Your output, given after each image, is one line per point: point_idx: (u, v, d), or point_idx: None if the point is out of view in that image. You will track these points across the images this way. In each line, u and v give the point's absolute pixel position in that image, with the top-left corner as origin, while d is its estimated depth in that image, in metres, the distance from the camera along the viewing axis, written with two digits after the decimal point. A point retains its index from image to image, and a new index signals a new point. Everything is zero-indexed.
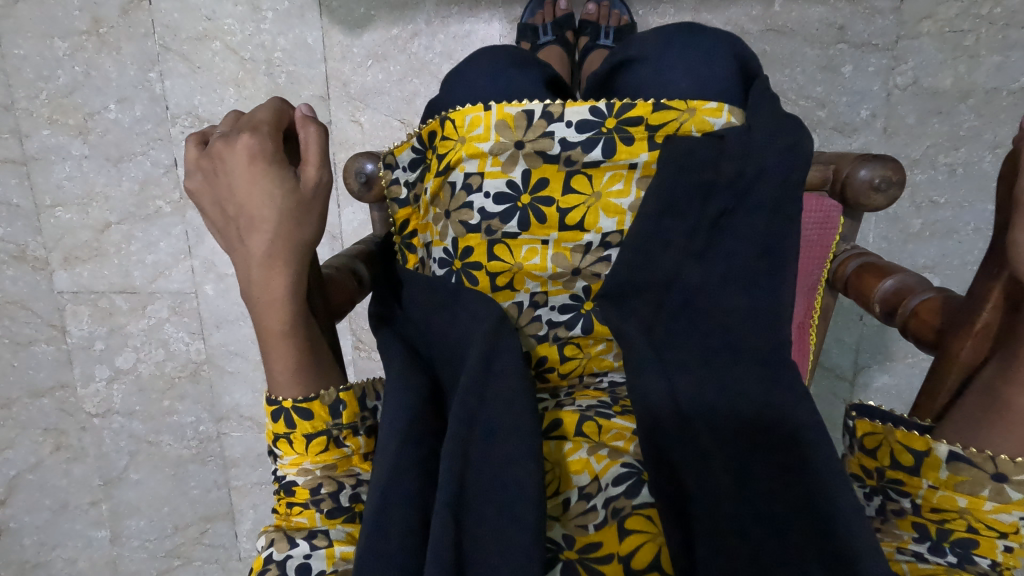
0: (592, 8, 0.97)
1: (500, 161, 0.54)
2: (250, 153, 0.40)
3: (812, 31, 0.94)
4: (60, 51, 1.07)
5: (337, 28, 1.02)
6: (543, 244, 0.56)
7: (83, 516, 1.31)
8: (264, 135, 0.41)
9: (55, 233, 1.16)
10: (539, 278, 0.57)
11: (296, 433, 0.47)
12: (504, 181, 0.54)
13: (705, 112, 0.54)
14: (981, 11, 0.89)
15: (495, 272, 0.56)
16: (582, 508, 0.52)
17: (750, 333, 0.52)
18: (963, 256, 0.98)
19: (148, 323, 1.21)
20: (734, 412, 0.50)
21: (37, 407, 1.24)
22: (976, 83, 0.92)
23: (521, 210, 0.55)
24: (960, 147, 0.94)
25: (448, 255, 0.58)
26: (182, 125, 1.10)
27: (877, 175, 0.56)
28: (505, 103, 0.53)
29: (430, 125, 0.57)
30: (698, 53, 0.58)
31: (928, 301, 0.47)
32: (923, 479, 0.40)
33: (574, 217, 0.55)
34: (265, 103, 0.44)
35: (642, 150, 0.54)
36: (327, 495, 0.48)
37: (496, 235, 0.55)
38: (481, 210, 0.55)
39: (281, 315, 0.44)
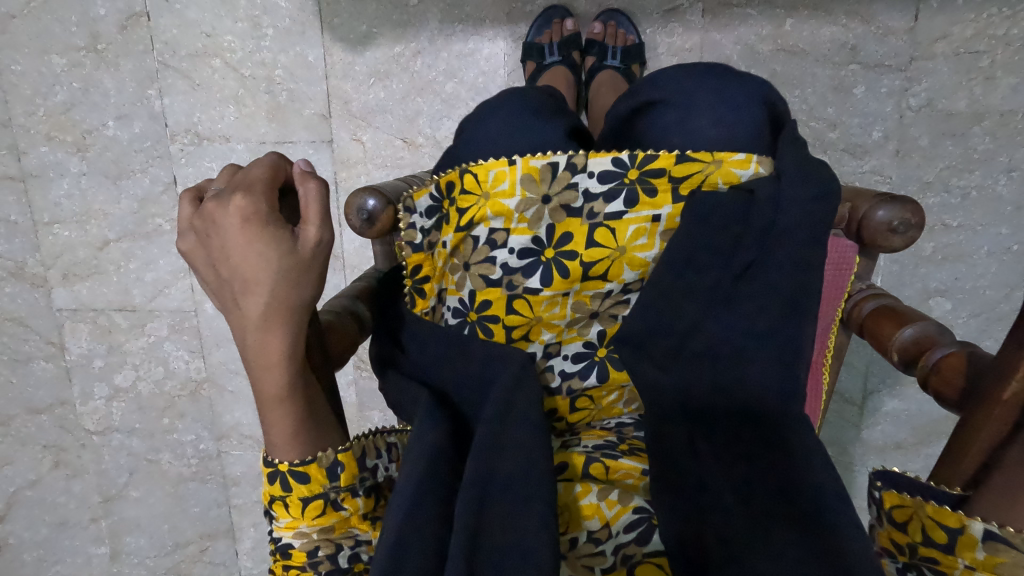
0: (597, 27, 0.94)
1: (527, 217, 0.53)
2: (242, 217, 0.39)
3: (824, 52, 0.92)
4: (58, 67, 1.06)
5: (338, 46, 1.00)
6: (565, 297, 0.55)
7: (83, 533, 1.30)
8: (258, 196, 0.40)
9: (53, 250, 1.15)
10: (557, 328, 0.57)
11: (293, 496, 0.46)
12: (530, 237, 0.54)
13: (732, 161, 0.53)
14: (997, 32, 0.87)
15: (513, 325, 0.56)
16: (590, 550, 0.51)
17: (770, 390, 0.50)
18: (976, 281, 0.97)
19: (148, 340, 1.19)
20: (751, 471, 0.48)
21: (36, 424, 1.23)
22: (991, 105, 0.90)
23: (544, 264, 0.54)
24: (974, 170, 0.93)
25: (463, 305, 0.57)
26: (182, 142, 1.08)
27: (895, 218, 0.54)
28: (532, 156, 0.51)
29: (449, 175, 0.54)
30: (727, 98, 0.57)
31: (951, 357, 0.45)
32: (959, 560, 0.39)
33: (598, 270, 0.54)
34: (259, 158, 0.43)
35: (665, 203, 0.53)
36: (323, 556, 0.47)
37: (518, 290, 0.55)
38: (504, 265, 0.54)
39: (279, 378, 0.43)
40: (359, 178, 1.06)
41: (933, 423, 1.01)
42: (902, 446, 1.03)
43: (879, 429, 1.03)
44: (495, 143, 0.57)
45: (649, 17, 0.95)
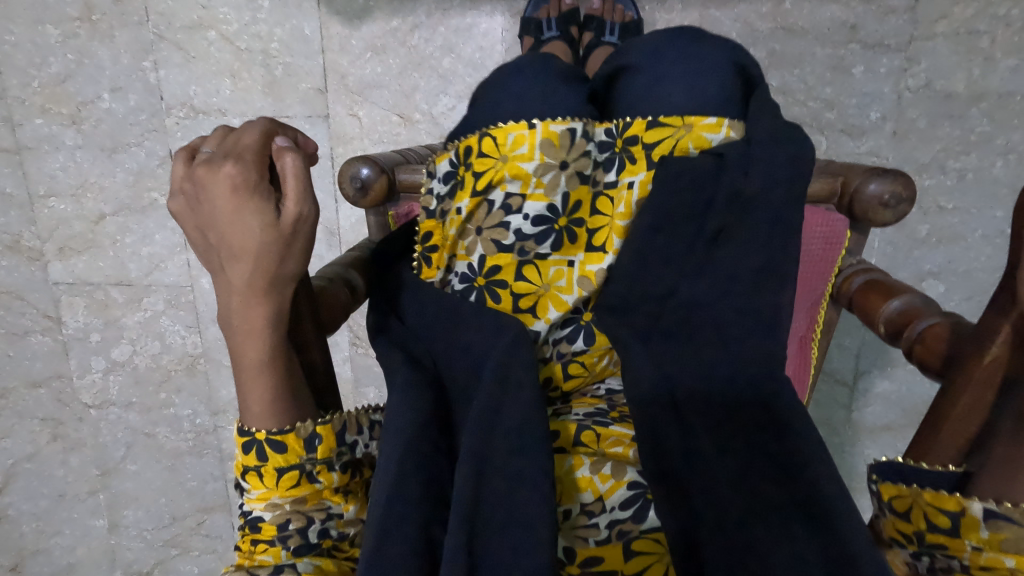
0: (597, 2, 0.93)
1: (544, 183, 0.55)
2: (232, 182, 0.38)
3: (824, 31, 0.91)
4: (52, 38, 1.06)
5: (335, 19, 0.99)
6: (569, 266, 0.56)
7: (81, 505, 1.33)
8: (249, 164, 0.39)
9: (50, 223, 1.16)
10: (565, 302, 0.56)
11: (268, 466, 0.46)
12: (546, 204, 0.55)
13: (704, 126, 0.56)
14: (998, 12, 0.87)
15: (520, 293, 0.56)
16: (584, 522, 0.51)
17: (749, 357, 0.50)
18: (969, 264, 0.97)
19: (144, 315, 1.20)
20: (742, 442, 0.47)
21: (34, 397, 1.25)
22: (989, 86, 0.90)
23: (556, 231, 0.56)
24: (970, 152, 0.93)
25: (472, 271, 0.57)
26: (177, 116, 1.07)
27: (887, 192, 0.54)
28: (551, 121, 0.54)
29: (468, 140, 0.56)
30: (695, 63, 0.58)
31: (935, 326, 0.46)
32: (962, 539, 0.37)
33: (599, 237, 0.57)
34: (250, 122, 0.42)
35: (641, 170, 0.56)
36: (294, 530, 0.46)
37: (529, 256, 0.56)
38: (518, 232, 0.55)
39: (258, 345, 0.43)
40: (355, 154, 1.05)
41: (921, 404, 1.02)
42: (892, 427, 1.04)
43: (870, 410, 1.04)
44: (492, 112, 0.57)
45: None
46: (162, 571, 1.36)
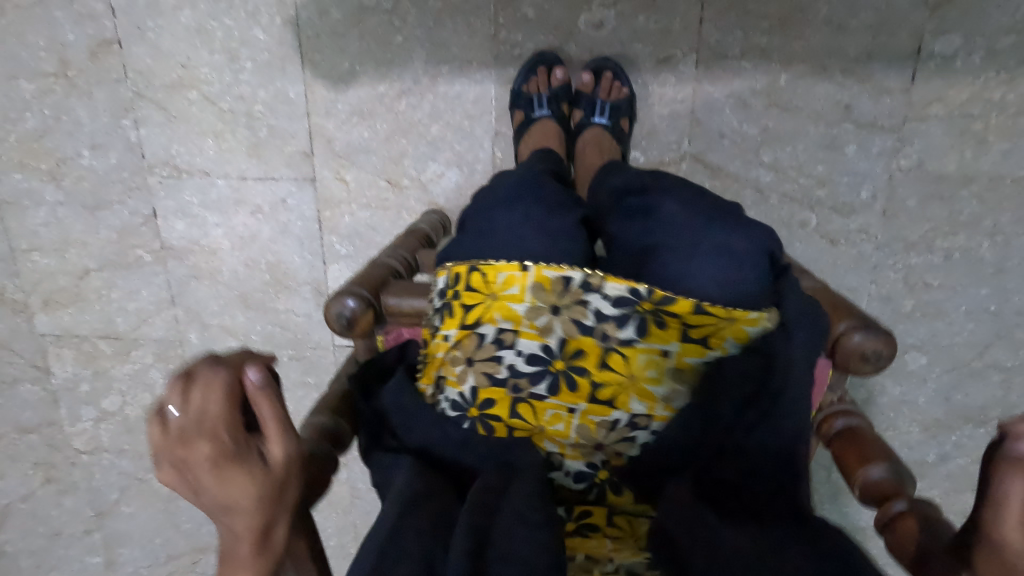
0: (586, 77, 0.92)
1: (536, 324, 0.56)
2: (219, 451, 0.38)
3: (818, 109, 0.90)
4: (27, 93, 1.02)
5: (320, 83, 0.97)
6: (569, 413, 0.57)
7: (78, 542, 1.37)
8: (224, 430, 0.38)
9: (33, 277, 1.15)
10: (560, 442, 0.58)
11: None
12: (540, 344, 0.56)
13: (745, 324, 0.55)
14: (992, 96, 0.87)
15: (515, 429, 0.57)
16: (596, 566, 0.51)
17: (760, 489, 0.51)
18: (952, 337, 0.99)
19: (134, 367, 1.20)
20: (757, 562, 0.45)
21: (26, 442, 1.28)
22: (981, 169, 0.90)
23: (552, 373, 0.56)
24: (958, 232, 0.94)
25: (464, 400, 0.57)
26: (160, 175, 1.05)
27: (869, 346, 0.55)
28: (545, 266, 0.56)
29: (460, 267, 0.59)
30: (726, 251, 0.59)
31: (908, 518, 0.47)
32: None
33: (607, 392, 0.56)
34: (217, 368, 0.40)
35: (674, 341, 0.56)
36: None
37: (523, 394, 0.57)
38: (511, 367, 0.56)
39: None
40: (343, 217, 1.04)
41: None
42: None
43: None
44: (496, 236, 0.62)
45: (642, 66, 0.91)
46: None
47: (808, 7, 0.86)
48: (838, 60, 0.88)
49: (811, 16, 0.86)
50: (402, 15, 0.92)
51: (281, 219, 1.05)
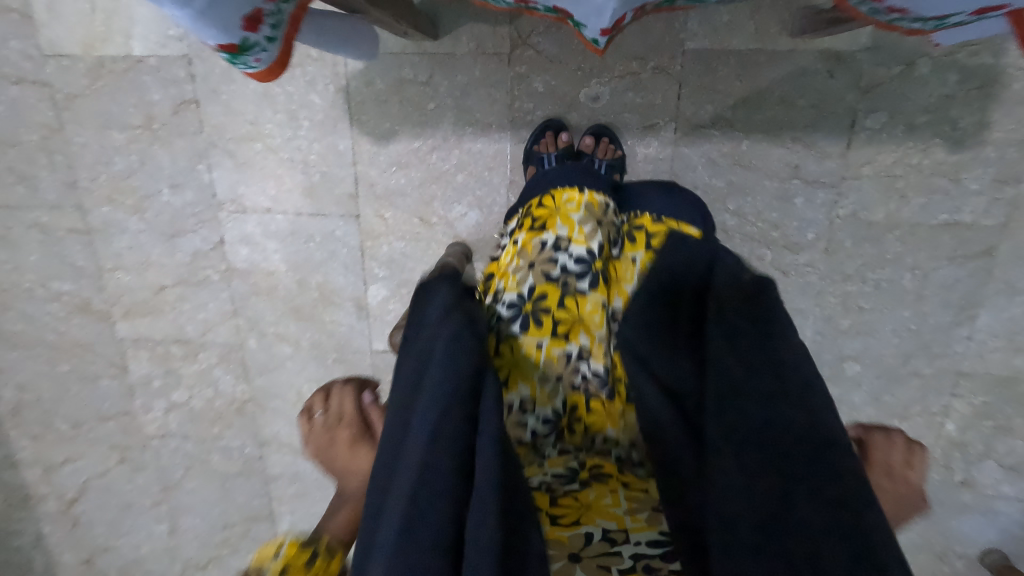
0: (588, 140, 1.10)
1: (584, 231, 0.79)
2: (351, 430, 0.66)
3: (773, 168, 1.11)
4: (118, 141, 1.22)
5: (366, 138, 1.17)
6: (603, 306, 0.77)
7: (149, 510, 1.61)
8: (353, 417, 0.67)
9: (116, 291, 1.36)
10: (592, 332, 0.77)
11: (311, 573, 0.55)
12: (585, 247, 0.78)
13: (688, 228, 0.83)
14: (911, 161, 1.08)
15: (560, 317, 0.76)
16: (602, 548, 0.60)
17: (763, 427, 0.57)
18: (880, 350, 1.22)
19: (200, 366, 1.42)
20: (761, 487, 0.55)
21: (106, 427, 1.51)
22: (903, 218, 1.12)
23: (592, 271, 0.78)
24: (885, 267, 1.15)
25: (521, 298, 0.77)
26: (228, 210, 1.26)
27: None
28: (593, 193, 0.84)
29: (533, 203, 0.86)
30: (673, 204, 0.87)
31: None
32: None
33: (613, 289, 0.80)
34: (347, 385, 0.70)
35: (640, 249, 0.82)
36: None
37: (570, 288, 0.77)
38: (563, 266, 0.78)
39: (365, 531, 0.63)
40: (382, 247, 1.25)
41: None
42: None
43: None
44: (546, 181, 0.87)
45: (631, 131, 1.12)
46: (215, 566, 1.65)
47: (764, 89, 1.07)
48: (788, 130, 1.09)
49: (766, 97, 1.07)
50: (435, 87, 1.13)
51: (330, 247, 1.26)
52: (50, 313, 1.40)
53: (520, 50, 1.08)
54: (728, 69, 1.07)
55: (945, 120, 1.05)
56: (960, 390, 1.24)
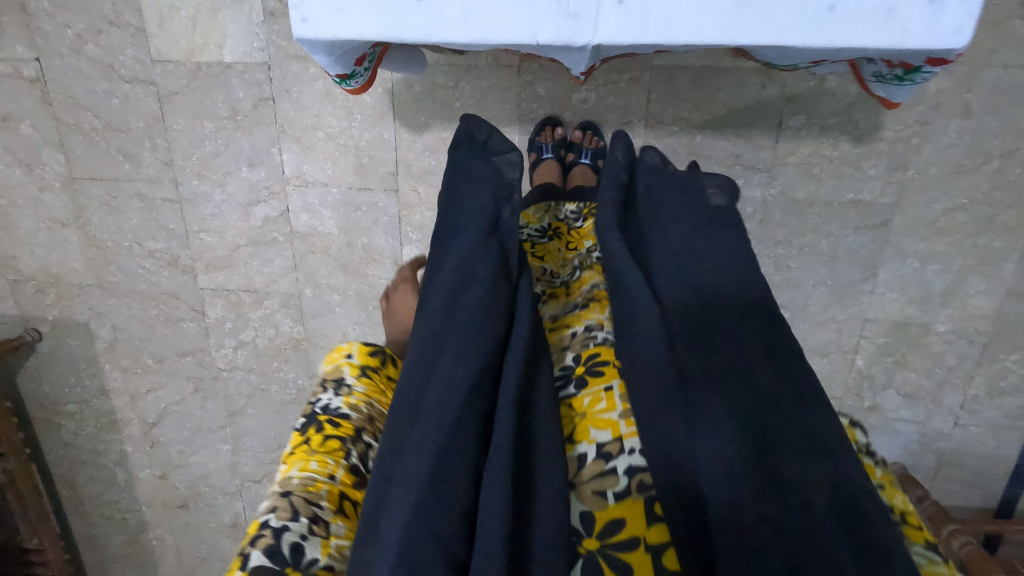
0: (579, 133, 1.44)
1: (536, 216, 1.17)
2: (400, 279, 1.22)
3: (720, 157, 1.45)
4: (207, 129, 1.54)
5: (405, 129, 1.50)
6: (563, 248, 1.11)
7: (216, 432, 1.96)
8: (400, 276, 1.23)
9: (200, 249, 1.70)
10: (558, 261, 1.08)
11: (379, 373, 0.88)
12: (538, 224, 1.15)
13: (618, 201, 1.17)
14: (825, 152, 1.42)
15: (534, 252, 1.08)
16: (602, 471, 0.68)
17: (764, 393, 0.69)
18: (804, 300, 1.57)
19: (264, 311, 1.75)
20: (739, 411, 0.67)
21: (184, 362, 1.86)
22: (819, 195, 1.46)
23: (547, 235, 1.14)
24: (807, 234, 1.50)
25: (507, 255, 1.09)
26: (293, 184, 1.59)
27: None
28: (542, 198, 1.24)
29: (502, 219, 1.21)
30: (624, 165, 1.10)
31: None
32: (930, 554, 0.66)
33: (570, 239, 1.13)
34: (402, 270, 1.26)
35: (584, 217, 1.16)
36: (365, 433, 0.80)
37: (535, 241, 1.11)
38: (529, 233, 1.13)
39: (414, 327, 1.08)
40: (415, 215, 1.58)
41: None
42: None
43: None
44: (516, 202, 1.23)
45: (611, 127, 1.46)
46: (269, 479, 2.00)
47: (713, 96, 1.40)
48: (731, 128, 1.42)
49: (715, 102, 1.40)
50: (461, 90, 1.45)
51: (374, 215, 1.59)
52: (145, 267, 1.74)
53: (527, 63, 1.41)
54: (686, 80, 1.39)
55: (849, 121, 1.38)
56: (867, 332, 1.58)
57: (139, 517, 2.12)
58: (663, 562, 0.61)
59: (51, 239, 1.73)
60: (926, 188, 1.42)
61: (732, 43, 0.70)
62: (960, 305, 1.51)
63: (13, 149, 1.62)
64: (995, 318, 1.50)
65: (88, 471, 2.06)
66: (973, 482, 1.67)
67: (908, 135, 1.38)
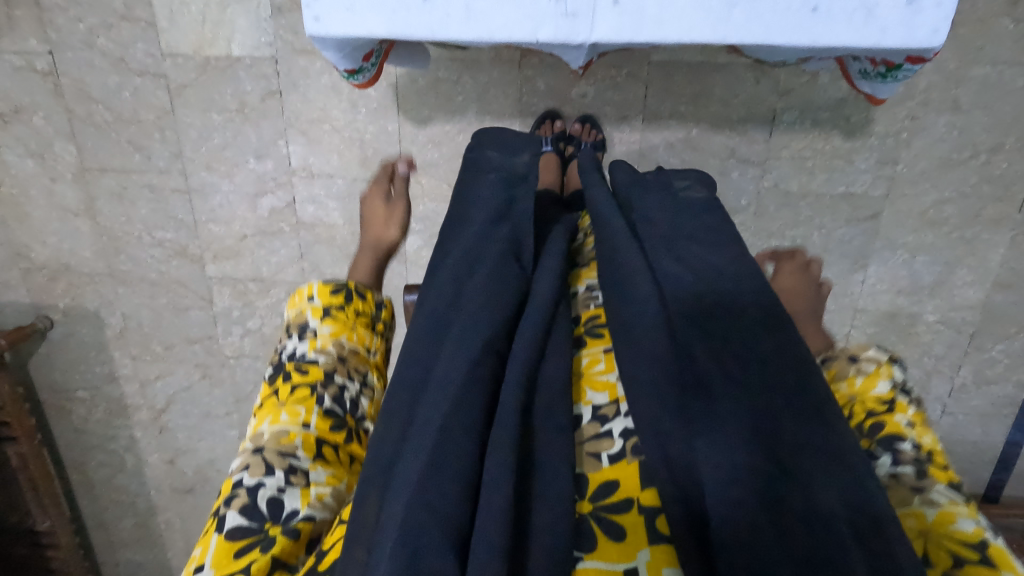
0: (578, 126, 1.47)
1: None
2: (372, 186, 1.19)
3: (716, 150, 1.49)
4: (216, 121, 1.58)
5: (409, 122, 1.54)
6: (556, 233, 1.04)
7: (223, 418, 2.01)
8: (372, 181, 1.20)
9: (208, 239, 1.74)
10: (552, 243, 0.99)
11: (350, 310, 0.79)
12: None
13: None
14: (818, 146, 1.45)
15: None
16: (597, 432, 0.60)
17: (764, 350, 0.60)
18: None
19: (271, 300, 1.80)
20: (731, 368, 0.59)
21: (192, 349, 1.90)
22: (812, 188, 1.49)
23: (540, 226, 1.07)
24: (800, 226, 1.53)
25: None
26: (300, 175, 1.63)
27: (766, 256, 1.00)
28: None
29: None
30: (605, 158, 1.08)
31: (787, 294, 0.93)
32: (953, 493, 0.55)
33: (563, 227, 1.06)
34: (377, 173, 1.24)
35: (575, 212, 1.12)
36: (337, 374, 0.72)
37: None
38: None
39: (383, 235, 1.07)
40: (418, 206, 1.62)
41: None
42: None
43: None
44: None
45: (610, 121, 1.49)
46: None
47: (709, 90, 1.44)
48: (726, 122, 1.46)
49: (710, 96, 1.44)
50: (463, 84, 1.49)
51: None
52: (154, 256, 1.78)
53: (528, 58, 1.45)
54: (682, 75, 1.43)
55: (841, 116, 1.42)
56: (858, 322, 1.62)
57: (148, 500, 2.18)
58: (655, 524, 0.53)
59: (62, 229, 1.77)
60: (916, 181, 1.46)
61: (722, 42, 0.73)
62: (948, 296, 1.55)
63: (25, 140, 1.66)
64: (981, 308, 1.55)
65: (99, 455, 2.11)
66: (961, 469, 1.71)
67: (898, 129, 1.42)
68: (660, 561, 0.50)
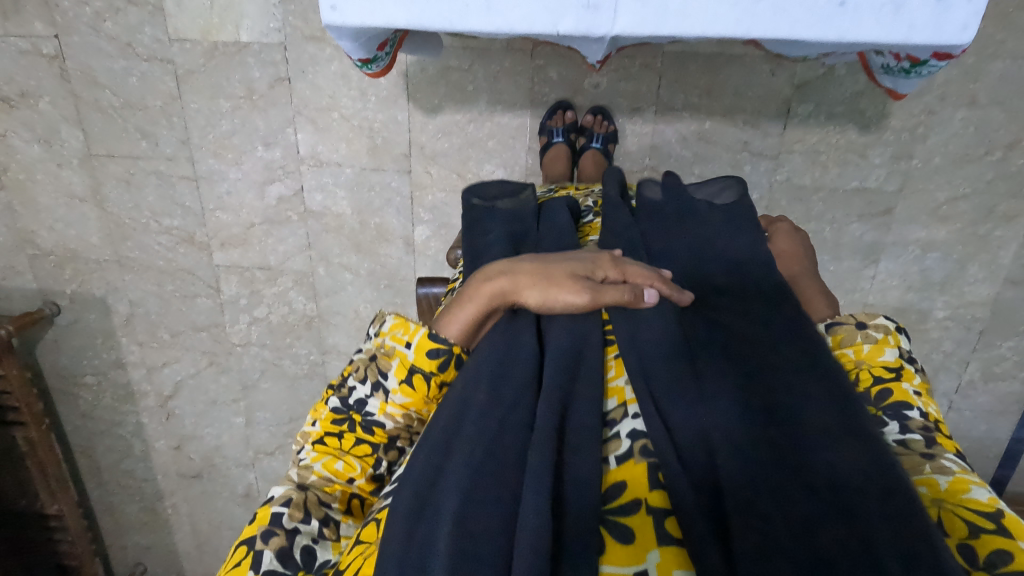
0: (591, 117, 1.46)
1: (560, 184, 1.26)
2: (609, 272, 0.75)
3: (729, 143, 1.47)
4: (224, 108, 1.57)
5: (419, 111, 1.52)
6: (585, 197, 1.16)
7: (230, 405, 2.02)
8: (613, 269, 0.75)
9: (215, 227, 1.73)
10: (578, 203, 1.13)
11: (434, 379, 0.73)
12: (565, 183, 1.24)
13: None
14: (831, 140, 1.44)
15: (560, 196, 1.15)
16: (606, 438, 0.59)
17: (785, 352, 0.64)
18: None
19: (278, 288, 1.80)
20: (748, 368, 0.63)
21: (199, 337, 1.91)
22: (824, 182, 1.48)
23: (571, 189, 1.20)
24: (811, 221, 1.52)
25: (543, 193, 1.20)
26: (308, 164, 1.62)
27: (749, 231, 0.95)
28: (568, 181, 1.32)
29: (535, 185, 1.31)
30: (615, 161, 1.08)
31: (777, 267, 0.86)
32: (960, 461, 0.59)
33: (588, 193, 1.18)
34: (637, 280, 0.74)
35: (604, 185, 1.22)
36: (399, 440, 0.74)
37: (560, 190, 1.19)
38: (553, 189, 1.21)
39: (521, 285, 0.74)
40: (428, 195, 1.61)
41: None
42: None
43: None
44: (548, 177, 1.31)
45: (622, 112, 1.48)
46: (281, 451, 2.07)
47: (723, 82, 1.42)
48: (740, 115, 1.44)
49: (724, 88, 1.43)
50: (474, 73, 1.47)
51: (387, 195, 1.62)
52: (161, 243, 1.77)
53: (540, 48, 1.43)
54: (696, 66, 1.41)
55: (856, 110, 1.41)
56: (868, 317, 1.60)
57: (155, 486, 2.19)
58: (665, 525, 0.51)
59: (69, 215, 1.76)
60: (930, 177, 1.44)
61: (746, 36, 0.72)
62: (959, 292, 1.54)
63: (31, 125, 1.65)
64: (991, 305, 1.54)
65: (106, 441, 2.12)
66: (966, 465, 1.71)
67: (915, 124, 1.40)
68: (670, 562, 0.49)
